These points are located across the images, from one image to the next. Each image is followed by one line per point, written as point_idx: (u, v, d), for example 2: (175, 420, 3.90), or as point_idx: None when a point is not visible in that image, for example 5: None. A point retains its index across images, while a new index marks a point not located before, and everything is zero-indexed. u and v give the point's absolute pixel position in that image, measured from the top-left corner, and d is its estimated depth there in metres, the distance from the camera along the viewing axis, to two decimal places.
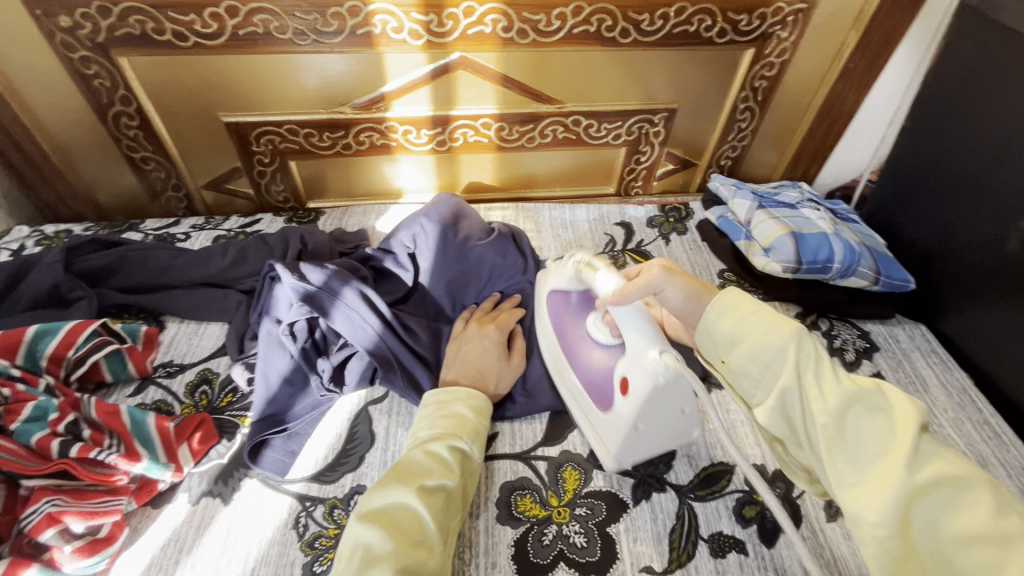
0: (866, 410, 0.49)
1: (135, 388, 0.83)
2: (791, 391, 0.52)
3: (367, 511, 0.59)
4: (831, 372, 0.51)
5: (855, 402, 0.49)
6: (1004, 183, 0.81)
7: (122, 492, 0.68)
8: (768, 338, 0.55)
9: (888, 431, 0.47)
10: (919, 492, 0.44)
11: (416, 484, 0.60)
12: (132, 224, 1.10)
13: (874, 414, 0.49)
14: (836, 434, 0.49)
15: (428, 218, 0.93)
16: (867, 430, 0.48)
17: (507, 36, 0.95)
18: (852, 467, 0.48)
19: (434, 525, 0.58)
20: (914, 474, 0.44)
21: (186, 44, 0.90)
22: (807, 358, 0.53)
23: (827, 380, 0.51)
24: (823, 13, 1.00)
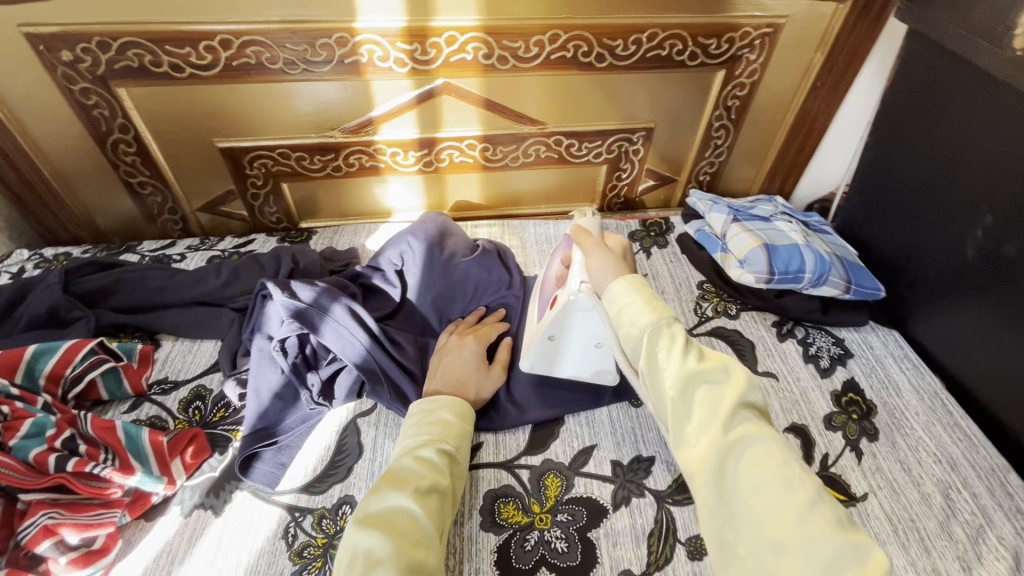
0: (705, 380, 0.57)
1: (130, 405, 0.86)
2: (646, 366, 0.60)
3: (364, 515, 0.61)
4: (683, 349, 0.58)
5: (697, 376, 0.57)
6: (958, 193, 0.85)
7: (116, 505, 0.71)
8: (637, 320, 0.61)
9: (720, 397, 0.55)
10: (735, 447, 0.53)
11: (411, 488, 0.63)
12: (130, 246, 1.14)
13: (710, 387, 0.56)
14: (679, 406, 0.57)
15: (415, 235, 0.97)
16: (703, 401, 0.56)
17: (488, 62, 0.99)
18: (691, 433, 0.56)
19: (429, 524, 0.61)
20: (729, 436, 0.53)
21: (182, 75, 0.94)
22: (661, 340, 0.59)
23: (672, 359, 0.58)
24: (789, 35, 1.05)
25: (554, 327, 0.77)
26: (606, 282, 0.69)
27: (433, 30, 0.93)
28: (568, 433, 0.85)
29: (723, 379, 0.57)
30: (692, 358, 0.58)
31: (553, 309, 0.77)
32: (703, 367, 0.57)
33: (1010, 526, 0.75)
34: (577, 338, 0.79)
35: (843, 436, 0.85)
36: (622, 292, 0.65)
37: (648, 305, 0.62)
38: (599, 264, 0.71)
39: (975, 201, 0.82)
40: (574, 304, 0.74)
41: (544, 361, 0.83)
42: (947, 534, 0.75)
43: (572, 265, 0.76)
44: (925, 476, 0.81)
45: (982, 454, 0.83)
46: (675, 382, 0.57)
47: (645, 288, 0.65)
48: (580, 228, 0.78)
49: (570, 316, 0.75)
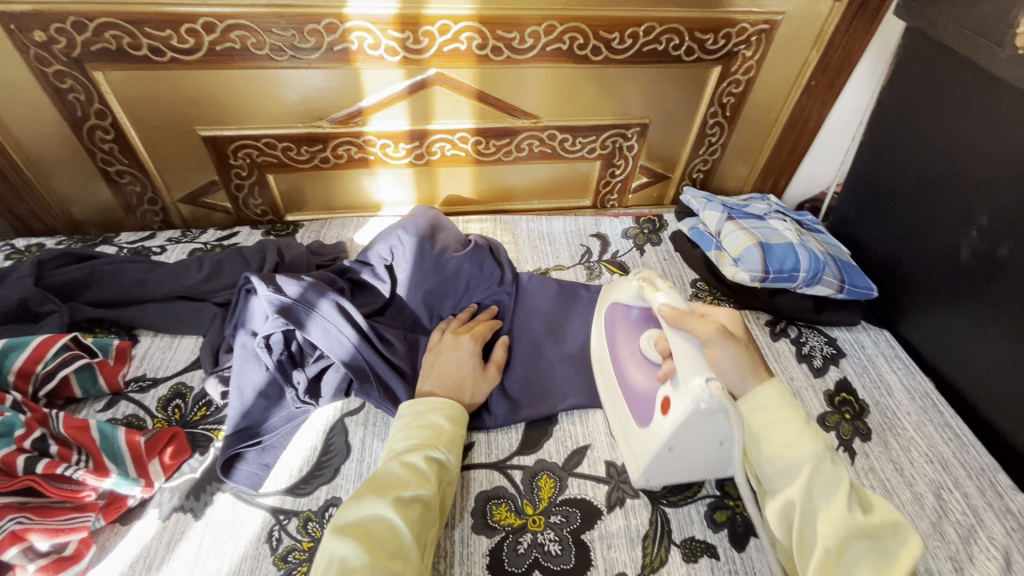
0: (865, 539, 0.55)
1: (106, 403, 0.82)
2: (796, 504, 0.58)
3: (342, 524, 0.59)
4: (846, 497, 0.57)
5: (860, 530, 0.55)
6: (952, 194, 0.85)
7: (89, 508, 0.67)
8: (796, 450, 0.59)
9: (885, 564, 0.54)
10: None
11: (392, 496, 0.61)
12: (106, 238, 1.09)
13: (870, 545, 0.55)
14: (835, 554, 0.54)
15: (405, 230, 0.94)
16: (864, 558, 0.54)
17: (482, 53, 0.97)
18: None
19: (410, 536, 0.59)
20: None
21: (162, 59, 0.91)
22: (822, 480, 0.58)
23: (836, 507, 0.56)
24: (786, 32, 1.04)
25: (676, 436, 0.67)
26: (743, 381, 0.65)
27: (426, 18, 0.91)
28: (562, 433, 0.84)
29: (892, 544, 0.56)
30: (857, 511, 0.57)
31: (668, 416, 0.68)
32: (870, 522, 0.56)
33: (1001, 526, 0.76)
34: (699, 441, 0.69)
35: (837, 436, 0.85)
36: (770, 400, 0.63)
37: (809, 431, 0.61)
38: (726, 357, 0.66)
39: (971, 200, 0.82)
40: (698, 412, 0.65)
41: (660, 472, 0.73)
42: (940, 534, 0.74)
43: (678, 355, 0.68)
44: (918, 477, 0.81)
45: (972, 454, 0.83)
46: (833, 531, 0.55)
47: (790, 401, 0.63)
48: (675, 309, 0.72)
49: (694, 420, 0.66)
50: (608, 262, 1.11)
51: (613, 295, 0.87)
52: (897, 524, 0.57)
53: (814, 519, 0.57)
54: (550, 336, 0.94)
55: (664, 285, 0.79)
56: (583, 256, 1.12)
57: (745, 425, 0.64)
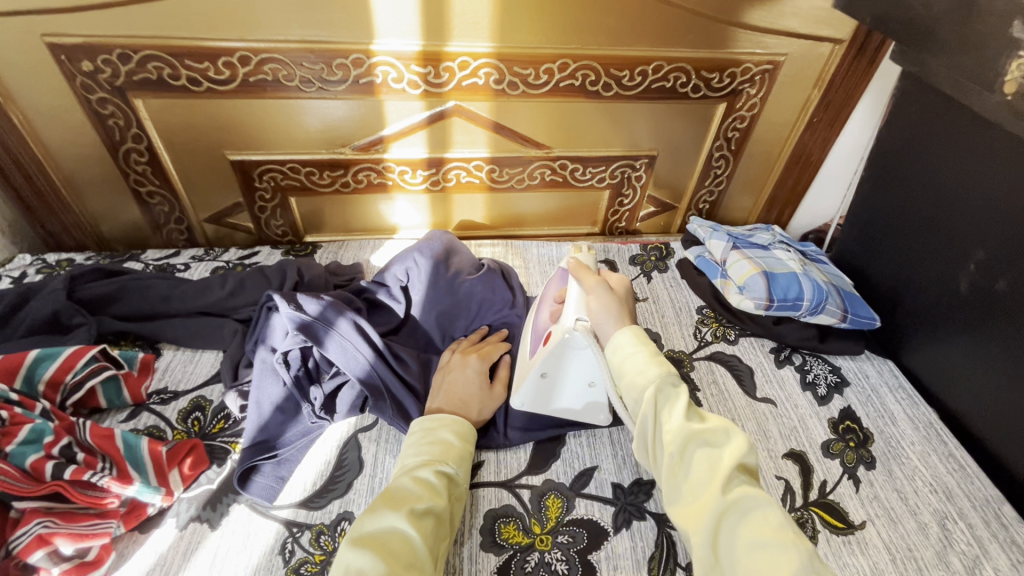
0: (703, 444, 0.61)
1: (128, 414, 0.85)
2: (647, 420, 0.65)
3: (358, 536, 0.61)
4: (684, 411, 0.64)
5: (697, 436, 0.62)
6: (951, 230, 0.88)
7: (111, 515, 0.69)
8: (637, 381, 0.67)
9: (717, 455, 0.60)
10: (733, 507, 0.57)
11: (407, 509, 0.63)
12: (133, 254, 1.14)
13: (706, 448, 0.61)
14: (677, 461, 0.62)
15: (421, 253, 0.98)
16: (702, 462, 0.61)
17: (499, 87, 1.03)
18: (685, 488, 0.60)
19: (424, 547, 0.61)
20: (728, 495, 0.57)
21: (199, 89, 0.96)
22: (665, 399, 0.65)
23: (675, 419, 0.63)
24: (788, 72, 1.09)
25: (546, 363, 0.78)
26: (608, 325, 0.75)
27: (447, 55, 0.96)
28: (569, 454, 0.86)
29: (722, 442, 0.61)
30: (692, 420, 0.64)
31: (546, 344, 0.79)
32: (702, 428, 0.63)
33: (1005, 557, 0.76)
34: (570, 375, 0.80)
35: (841, 463, 0.86)
36: (628, 342, 0.72)
37: (653, 359, 0.69)
38: (599, 304, 0.77)
39: (968, 235, 0.85)
40: (568, 346, 0.76)
41: (535, 402, 0.83)
42: (945, 564, 0.75)
43: (568, 299, 0.80)
44: (922, 506, 0.82)
45: (976, 485, 0.84)
46: (676, 438, 0.62)
47: (648, 342, 0.72)
48: (579, 265, 0.84)
49: (563, 355, 0.77)
50: None
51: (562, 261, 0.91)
52: (733, 433, 0.62)
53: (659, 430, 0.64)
54: None
55: (583, 254, 0.93)
56: None
57: (604, 355, 0.73)
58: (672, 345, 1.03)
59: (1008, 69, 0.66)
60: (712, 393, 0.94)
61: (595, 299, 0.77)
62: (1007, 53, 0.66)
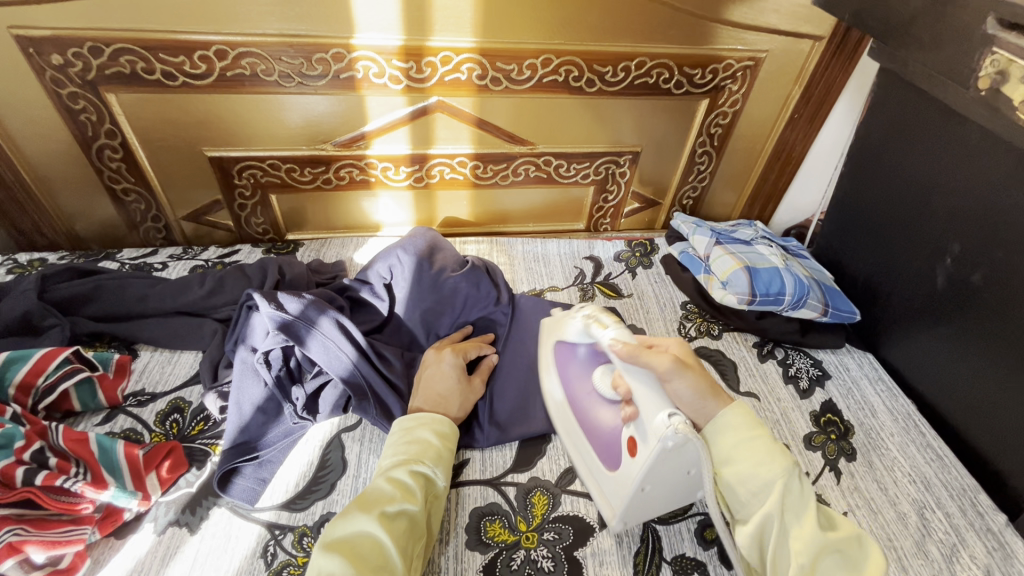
0: (835, 553, 0.60)
1: (104, 417, 0.83)
2: (773, 519, 0.62)
3: (329, 540, 0.61)
4: (816, 517, 0.62)
5: (829, 547, 0.60)
6: (928, 225, 0.89)
7: (86, 521, 0.67)
8: (764, 471, 0.63)
9: (853, 574, 0.59)
10: None
11: (378, 511, 0.63)
12: (109, 253, 1.11)
13: (840, 563, 0.59)
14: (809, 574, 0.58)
15: (405, 250, 0.97)
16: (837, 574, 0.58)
17: (482, 83, 1.02)
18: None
19: (395, 548, 0.61)
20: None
21: (174, 83, 0.94)
22: (792, 498, 0.62)
23: (806, 526, 0.61)
24: (769, 68, 1.09)
25: (648, 474, 0.66)
26: (705, 405, 0.69)
27: (429, 49, 0.95)
28: (554, 451, 0.86)
29: (854, 556, 0.60)
30: (825, 528, 0.61)
31: (638, 452, 0.66)
32: (836, 537, 0.61)
33: (982, 546, 0.77)
34: (669, 474, 0.67)
35: (822, 456, 0.87)
36: (739, 425, 0.67)
37: (777, 451, 0.65)
38: (682, 385, 0.69)
39: (944, 229, 0.86)
40: (667, 452, 0.63)
41: (636, 512, 0.72)
42: (923, 553, 0.76)
43: (637, 392, 0.68)
44: (902, 496, 0.83)
45: (954, 474, 0.86)
46: (808, 548, 0.59)
47: (757, 422, 0.68)
48: (628, 343, 0.72)
49: (664, 457, 0.64)
50: (601, 283, 1.15)
51: (557, 334, 0.87)
52: (860, 541, 0.61)
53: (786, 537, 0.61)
54: None
55: (612, 321, 0.78)
56: (576, 277, 1.15)
57: (710, 442, 0.68)
58: None
59: (982, 66, 0.67)
60: None
61: (677, 377, 0.69)
62: (981, 50, 0.67)
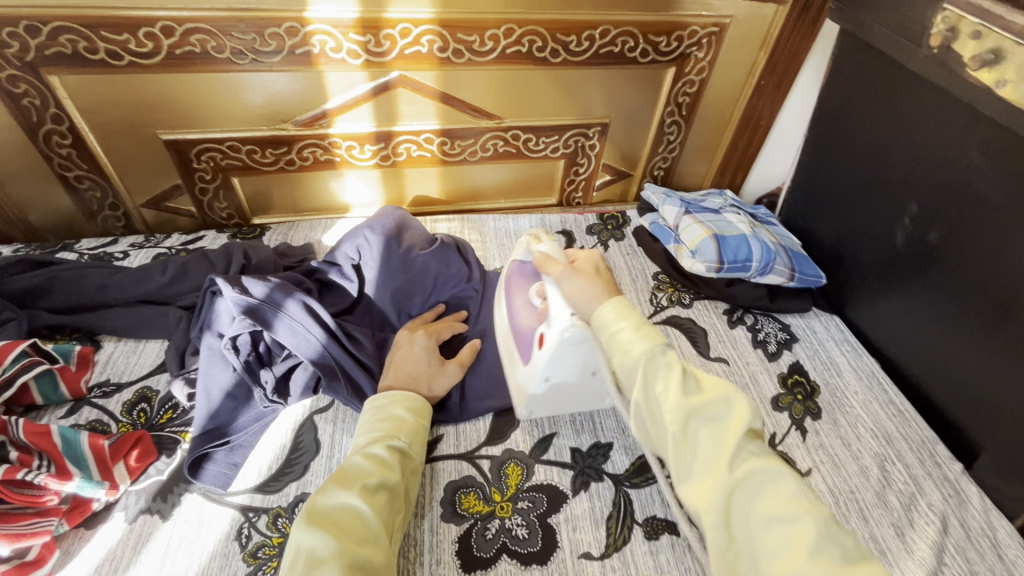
0: (705, 417, 0.59)
1: (68, 410, 0.82)
2: (644, 400, 0.60)
3: (310, 517, 0.60)
4: (680, 384, 0.59)
5: (698, 412, 0.59)
6: (888, 186, 0.91)
7: (52, 513, 0.67)
8: (631, 353, 0.61)
9: (721, 431, 0.58)
10: (741, 483, 0.55)
11: (358, 486, 0.63)
12: (66, 244, 1.08)
13: (712, 425, 0.58)
14: (682, 441, 0.58)
15: (372, 229, 0.95)
16: (707, 435, 0.58)
17: (444, 55, 0.99)
18: (695, 469, 0.57)
19: (376, 520, 0.61)
20: (736, 472, 0.55)
21: (121, 63, 0.90)
22: (656, 373, 0.60)
23: (671, 393, 0.59)
24: (734, 34, 1.09)
25: (550, 365, 0.73)
26: (592, 305, 0.67)
27: (387, 21, 0.93)
28: (528, 422, 0.87)
29: (723, 413, 0.59)
30: (690, 394, 0.59)
31: (542, 349, 0.72)
32: (703, 401, 0.59)
33: (938, 494, 0.81)
34: (573, 369, 0.74)
35: (789, 416, 0.90)
36: (610, 318, 0.65)
37: (639, 333, 0.63)
38: (575, 287, 0.69)
39: (903, 190, 0.87)
40: (567, 342, 0.69)
41: (542, 401, 0.80)
42: (883, 503, 0.79)
43: (547, 299, 0.72)
44: (864, 451, 0.86)
45: (914, 428, 0.89)
46: (677, 417, 0.58)
47: (629, 311, 0.65)
48: (546, 256, 0.75)
49: (564, 349, 0.71)
50: None
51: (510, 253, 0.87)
52: (734, 400, 0.59)
53: (660, 413, 0.60)
54: None
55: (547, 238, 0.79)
56: None
57: (596, 335, 0.66)
58: None
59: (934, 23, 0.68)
60: None
61: (571, 282, 0.69)
62: None
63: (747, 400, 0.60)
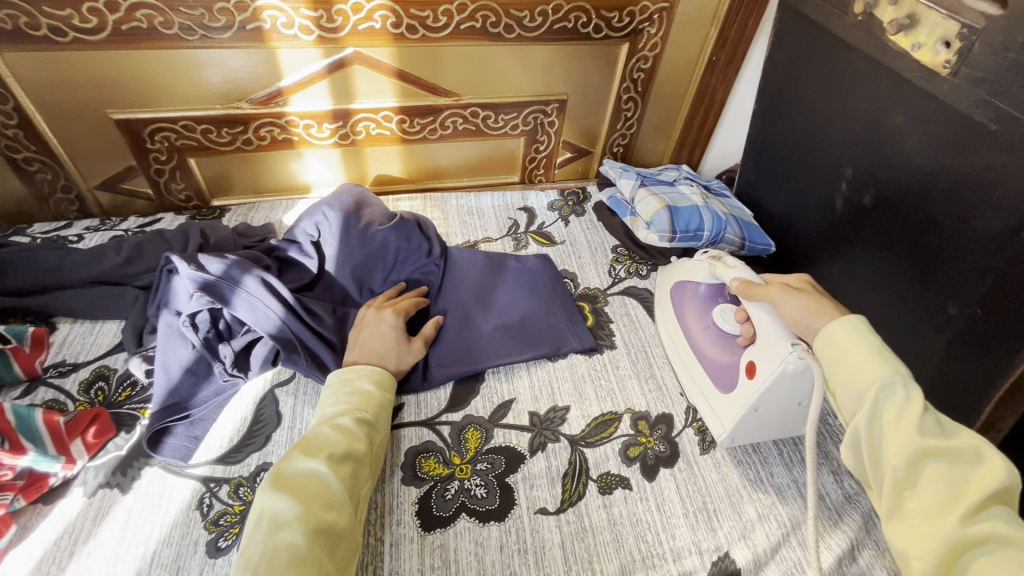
0: (939, 460, 0.53)
1: (24, 390, 0.81)
2: (860, 428, 0.58)
3: (276, 481, 0.61)
4: (916, 419, 0.55)
5: (929, 454, 0.54)
6: (826, 154, 0.95)
7: (7, 488, 0.66)
8: (861, 377, 0.59)
9: (958, 483, 0.52)
10: (974, 541, 0.49)
11: (325, 455, 0.64)
12: (18, 229, 1.06)
13: (941, 469, 0.53)
14: (903, 478, 0.54)
15: (331, 206, 0.95)
16: (939, 480, 0.53)
17: (398, 31, 1.00)
18: (915, 512, 0.53)
19: (340, 488, 0.63)
20: (969, 527, 0.49)
21: (65, 39, 0.89)
22: (895, 405, 0.57)
23: (902, 428, 0.55)
24: (684, 11, 1.11)
25: (763, 397, 0.75)
26: (815, 326, 0.68)
27: None
28: (488, 389, 0.89)
29: (967, 465, 0.53)
30: (926, 434, 0.54)
31: (756, 377, 0.75)
32: (939, 445, 0.54)
33: None
34: (783, 398, 0.75)
35: None
36: (844, 335, 0.63)
37: (879, 357, 0.59)
38: (796, 309, 0.70)
39: (840, 157, 0.91)
40: (784, 374, 0.71)
41: (745, 430, 0.79)
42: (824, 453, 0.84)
43: (761, 323, 0.76)
44: None
45: None
46: (903, 454, 0.54)
47: (869, 334, 0.62)
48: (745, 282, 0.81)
49: (778, 380, 0.72)
50: (534, 232, 1.17)
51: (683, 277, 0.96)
52: (986, 452, 0.53)
53: (880, 446, 0.57)
54: (479, 304, 0.98)
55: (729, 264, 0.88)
56: (510, 228, 1.17)
57: (820, 357, 0.65)
58: (588, 283, 1.08)
59: None
60: (624, 324, 1.00)
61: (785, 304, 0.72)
62: None
63: (1008, 462, 0.52)
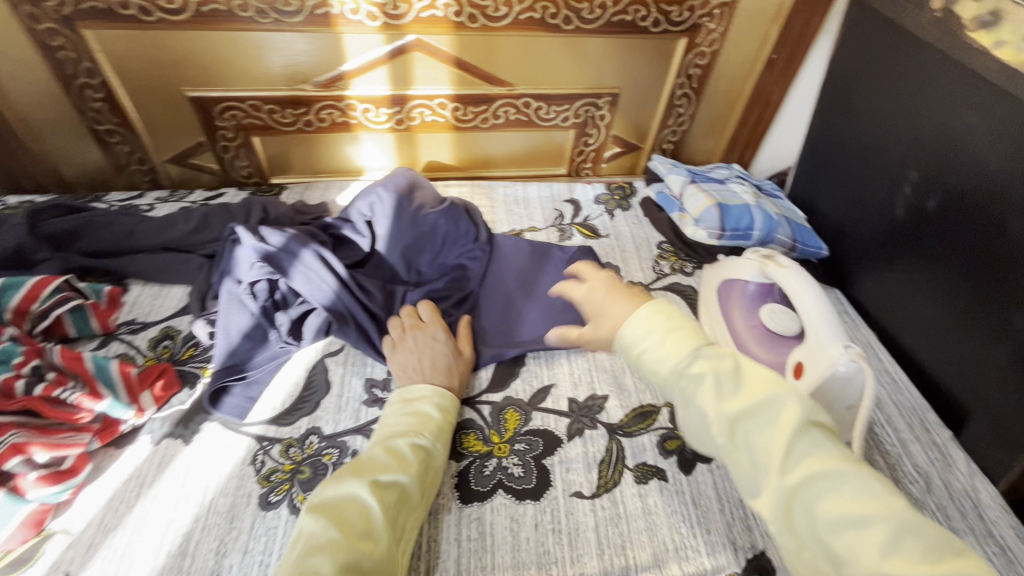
0: (750, 420, 0.56)
1: (99, 343, 0.88)
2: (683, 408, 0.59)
3: (318, 502, 0.61)
4: (718, 387, 0.57)
5: (742, 417, 0.56)
6: (890, 156, 0.92)
7: (86, 429, 0.73)
8: (666, 359, 0.60)
9: (771, 436, 0.55)
10: (810, 489, 0.52)
11: (370, 479, 0.63)
12: (97, 196, 1.14)
13: (762, 428, 0.55)
14: (733, 450, 0.57)
15: (384, 187, 1.00)
16: (755, 438, 0.55)
17: (458, 20, 1.02)
18: (754, 477, 0.55)
19: (381, 515, 0.60)
20: (792, 479, 0.52)
21: (150, 19, 0.95)
22: (699, 378, 0.58)
23: (712, 399, 0.57)
24: (747, 6, 1.09)
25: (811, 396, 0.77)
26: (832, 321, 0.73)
27: None
28: (528, 374, 0.90)
29: (773, 412, 0.56)
30: (729, 399, 0.57)
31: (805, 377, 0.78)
32: (744, 405, 0.56)
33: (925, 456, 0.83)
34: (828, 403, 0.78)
35: None
36: (637, 325, 0.63)
37: (675, 335, 0.61)
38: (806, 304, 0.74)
39: (905, 159, 0.89)
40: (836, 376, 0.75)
41: None
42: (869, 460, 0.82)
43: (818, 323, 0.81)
44: None
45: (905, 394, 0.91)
46: (721, 427, 0.57)
47: (670, 316, 0.63)
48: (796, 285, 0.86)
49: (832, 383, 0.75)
50: (579, 224, 1.18)
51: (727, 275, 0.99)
52: (785, 399, 0.56)
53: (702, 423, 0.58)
54: (523, 291, 1.00)
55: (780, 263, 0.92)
56: (555, 219, 1.18)
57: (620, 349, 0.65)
58: (632, 278, 1.06)
59: None
60: None
61: None
62: None
63: (798, 401, 0.55)
